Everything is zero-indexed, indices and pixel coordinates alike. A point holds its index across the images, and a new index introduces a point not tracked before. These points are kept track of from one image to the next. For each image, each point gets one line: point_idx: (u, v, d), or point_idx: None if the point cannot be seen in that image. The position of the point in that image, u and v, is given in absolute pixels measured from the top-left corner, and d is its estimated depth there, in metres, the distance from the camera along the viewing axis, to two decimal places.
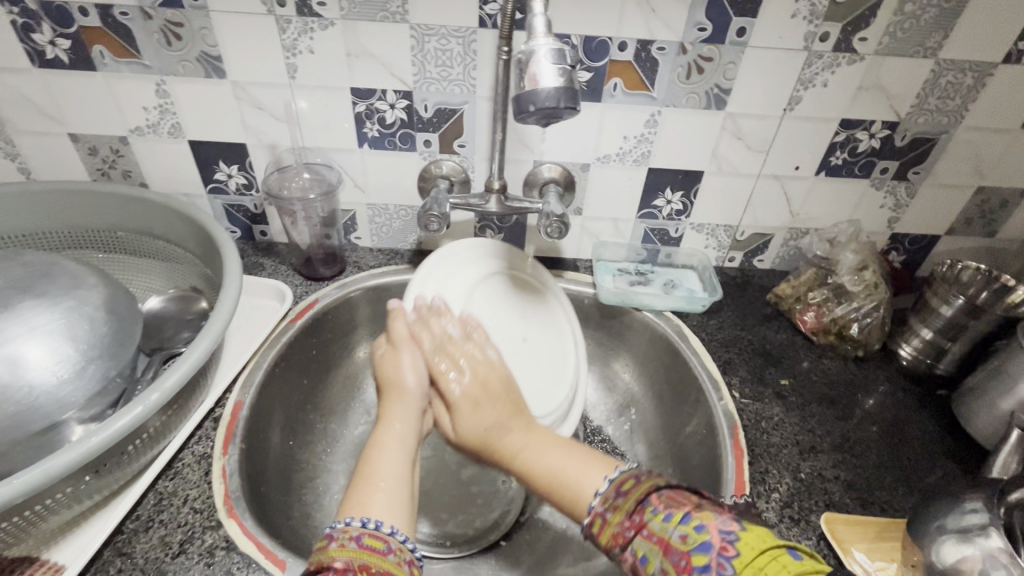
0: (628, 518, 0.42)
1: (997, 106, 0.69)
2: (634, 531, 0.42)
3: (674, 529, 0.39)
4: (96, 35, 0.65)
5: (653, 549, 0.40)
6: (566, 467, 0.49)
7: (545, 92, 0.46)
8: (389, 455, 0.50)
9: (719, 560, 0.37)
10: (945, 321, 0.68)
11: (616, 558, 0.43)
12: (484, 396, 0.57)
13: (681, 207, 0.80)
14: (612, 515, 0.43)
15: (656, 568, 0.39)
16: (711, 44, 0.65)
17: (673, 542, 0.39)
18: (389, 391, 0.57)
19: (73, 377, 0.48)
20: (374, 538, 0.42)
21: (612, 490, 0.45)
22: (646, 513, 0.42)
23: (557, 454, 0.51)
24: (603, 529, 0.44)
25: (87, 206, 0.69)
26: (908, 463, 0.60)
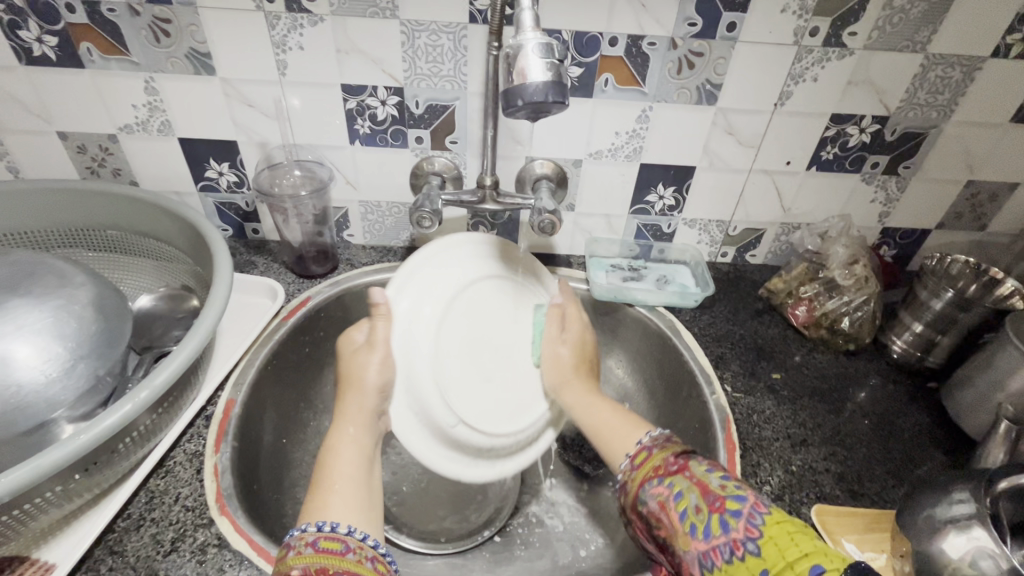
0: (673, 458, 0.45)
1: (986, 100, 0.69)
2: (674, 469, 0.44)
3: (715, 477, 0.41)
4: (83, 32, 0.65)
5: (691, 487, 0.41)
6: (616, 419, 0.55)
7: (533, 86, 0.46)
8: (345, 459, 0.50)
9: (752, 509, 0.38)
10: (935, 314, 0.68)
11: (646, 489, 0.44)
12: (579, 357, 0.64)
13: (674, 203, 0.80)
14: (660, 453, 0.46)
15: (689, 503, 0.40)
16: (702, 39, 0.65)
17: (710, 486, 0.41)
18: (346, 388, 0.55)
19: (62, 376, 0.48)
20: (331, 539, 0.42)
21: (663, 436, 0.49)
22: (691, 461, 0.44)
23: (614, 411, 0.56)
24: (645, 462, 0.47)
25: (76, 204, 0.69)
26: (898, 455, 0.60)
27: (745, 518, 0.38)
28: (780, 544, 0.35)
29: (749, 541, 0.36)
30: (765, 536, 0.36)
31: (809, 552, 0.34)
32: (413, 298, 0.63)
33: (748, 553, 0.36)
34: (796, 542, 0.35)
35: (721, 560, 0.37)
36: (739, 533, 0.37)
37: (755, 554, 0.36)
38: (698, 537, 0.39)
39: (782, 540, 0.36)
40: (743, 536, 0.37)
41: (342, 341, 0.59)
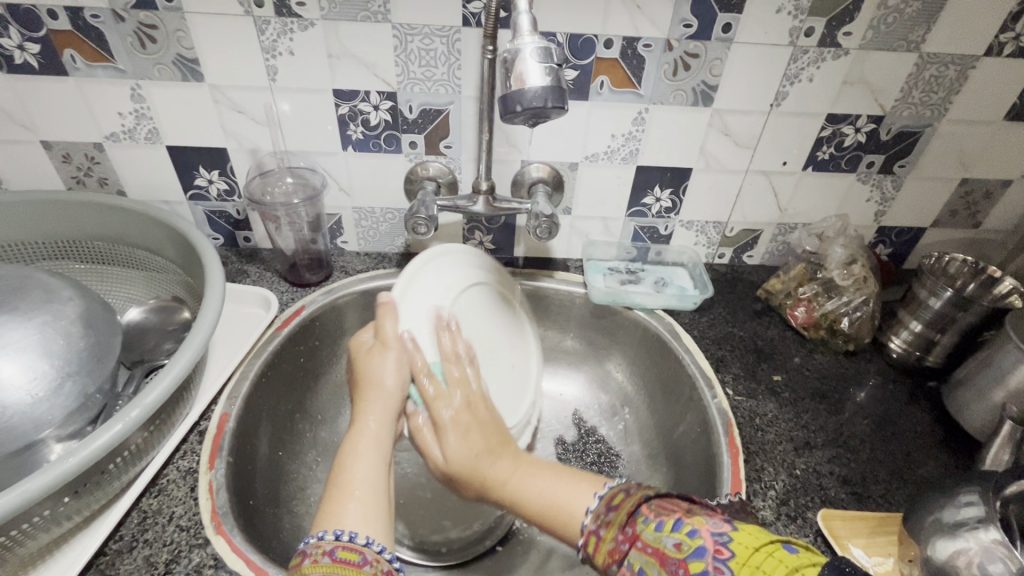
0: (620, 533, 0.40)
1: (980, 98, 0.69)
2: (627, 544, 0.39)
3: (668, 537, 0.37)
4: (66, 39, 0.63)
5: (649, 561, 0.37)
6: (557, 484, 0.47)
7: (532, 91, 0.45)
8: (365, 462, 0.48)
9: (716, 562, 0.34)
10: (933, 313, 0.68)
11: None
12: (470, 428, 0.53)
13: (671, 205, 0.80)
14: (605, 532, 0.41)
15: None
16: (697, 40, 0.65)
17: (667, 552, 0.36)
18: (364, 387, 0.54)
19: (49, 395, 0.46)
20: (348, 550, 0.41)
21: (603, 505, 0.43)
22: (639, 525, 0.40)
23: (546, 480, 0.48)
24: (598, 547, 0.41)
25: (62, 215, 0.67)
26: (901, 456, 0.60)
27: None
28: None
29: None
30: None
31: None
32: (413, 305, 0.63)
33: None
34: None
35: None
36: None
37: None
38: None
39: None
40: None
41: (352, 345, 0.58)
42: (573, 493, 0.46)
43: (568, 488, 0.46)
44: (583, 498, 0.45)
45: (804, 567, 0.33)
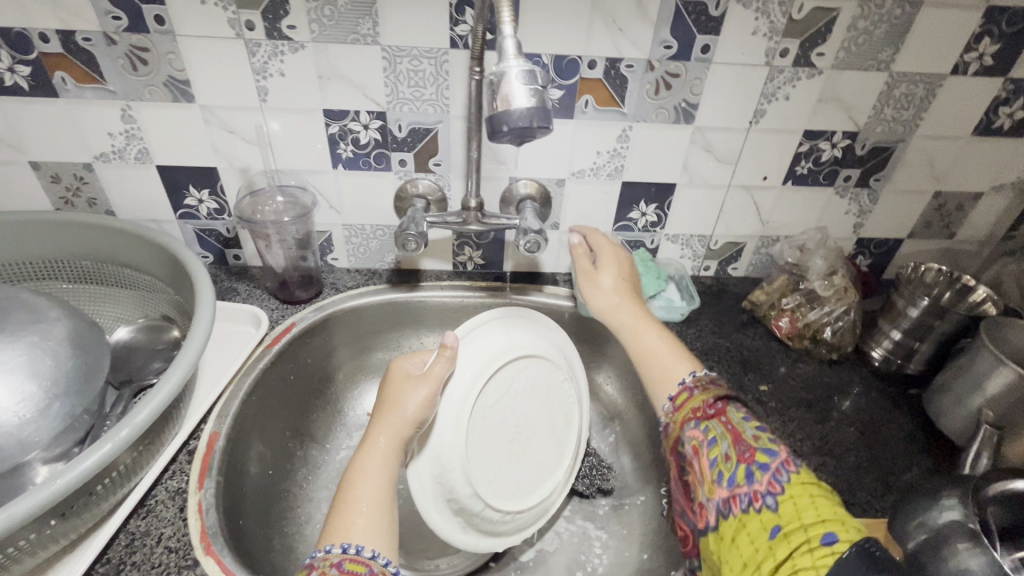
0: (711, 403, 0.52)
1: (948, 115, 0.72)
2: (712, 413, 0.51)
3: (751, 428, 0.49)
4: (57, 61, 0.64)
5: (724, 435, 0.49)
6: (668, 352, 0.60)
7: (518, 112, 0.46)
8: (372, 481, 0.48)
9: (780, 465, 0.45)
10: (912, 322, 0.70)
11: (686, 429, 0.52)
12: (620, 289, 0.67)
13: (656, 219, 0.81)
14: (698, 394, 0.53)
15: (720, 451, 0.48)
16: (678, 61, 0.67)
17: (743, 436, 0.48)
18: (383, 409, 0.52)
19: (36, 417, 0.46)
20: (355, 563, 0.41)
21: (705, 378, 0.55)
22: (730, 408, 0.51)
23: (661, 340, 0.61)
24: (685, 403, 0.53)
25: (50, 235, 0.67)
26: (885, 462, 0.61)
27: (770, 472, 0.45)
28: (796, 500, 0.43)
29: (768, 495, 0.44)
30: (785, 493, 0.44)
31: (822, 521, 0.41)
32: (472, 352, 0.59)
33: (765, 505, 0.44)
34: (813, 506, 0.42)
35: (739, 507, 0.45)
36: (761, 485, 0.45)
37: (771, 508, 0.43)
38: (723, 484, 0.47)
39: (798, 498, 0.43)
40: (764, 489, 0.45)
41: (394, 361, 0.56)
42: (672, 368, 0.58)
43: (672, 358, 0.59)
44: (676, 372, 0.57)
45: (850, 525, 0.41)
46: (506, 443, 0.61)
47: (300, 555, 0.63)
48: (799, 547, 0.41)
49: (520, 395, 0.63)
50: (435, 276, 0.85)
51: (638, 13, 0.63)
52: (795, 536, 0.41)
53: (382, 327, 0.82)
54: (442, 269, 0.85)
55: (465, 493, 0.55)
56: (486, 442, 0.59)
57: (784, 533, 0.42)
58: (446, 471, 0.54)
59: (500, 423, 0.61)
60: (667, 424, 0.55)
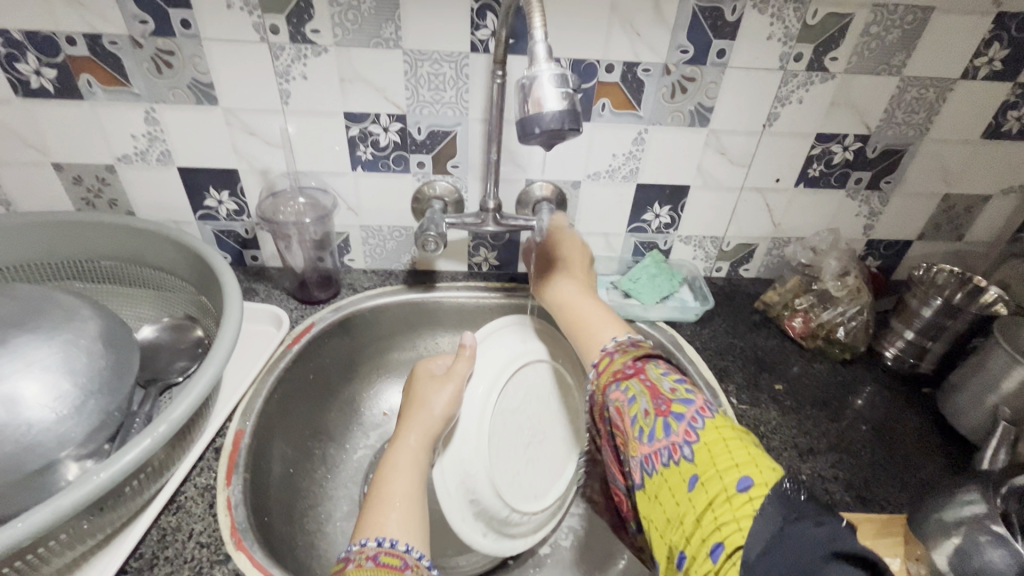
0: (630, 365, 0.52)
1: (958, 119, 0.73)
2: (632, 373, 0.51)
3: (668, 382, 0.48)
4: (83, 64, 0.65)
5: (643, 391, 0.49)
6: (599, 314, 0.64)
7: (549, 114, 0.47)
8: (405, 476, 0.49)
9: (695, 413, 0.45)
10: (925, 322, 0.71)
11: (609, 392, 0.52)
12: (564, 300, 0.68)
13: (669, 220, 0.82)
14: (618, 357, 0.54)
15: (640, 407, 0.47)
16: (694, 65, 0.68)
17: (661, 390, 0.48)
18: (412, 406, 0.54)
19: (72, 414, 0.47)
20: (390, 555, 0.42)
21: (629, 342, 0.56)
22: (650, 365, 0.51)
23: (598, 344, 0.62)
24: (608, 367, 0.54)
25: (74, 236, 0.68)
26: (901, 459, 0.62)
27: (686, 421, 0.44)
28: (710, 446, 0.42)
29: (685, 446, 0.43)
30: (700, 441, 0.43)
31: (736, 464, 0.40)
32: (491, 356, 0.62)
33: (683, 456, 0.43)
34: (728, 450, 0.42)
35: (660, 462, 0.44)
36: (678, 436, 0.44)
37: (688, 459, 0.42)
38: (644, 441, 0.46)
39: (713, 446, 0.42)
40: (681, 439, 0.44)
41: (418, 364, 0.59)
42: (604, 327, 0.62)
43: (606, 322, 0.63)
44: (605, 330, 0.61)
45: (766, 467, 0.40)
46: (520, 448, 0.63)
47: (322, 552, 0.64)
48: (717, 496, 0.39)
49: (528, 403, 0.66)
50: (451, 277, 0.85)
51: (656, 18, 0.65)
52: (713, 484, 0.40)
53: (399, 327, 0.83)
54: (457, 269, 0.86)
55: (489, 494, 0.55)
56: (502, 444, 0.60)
57: (702, 481, 0.41)
58: (472, 470, 0.54)
59: (513, 428, 0.63)
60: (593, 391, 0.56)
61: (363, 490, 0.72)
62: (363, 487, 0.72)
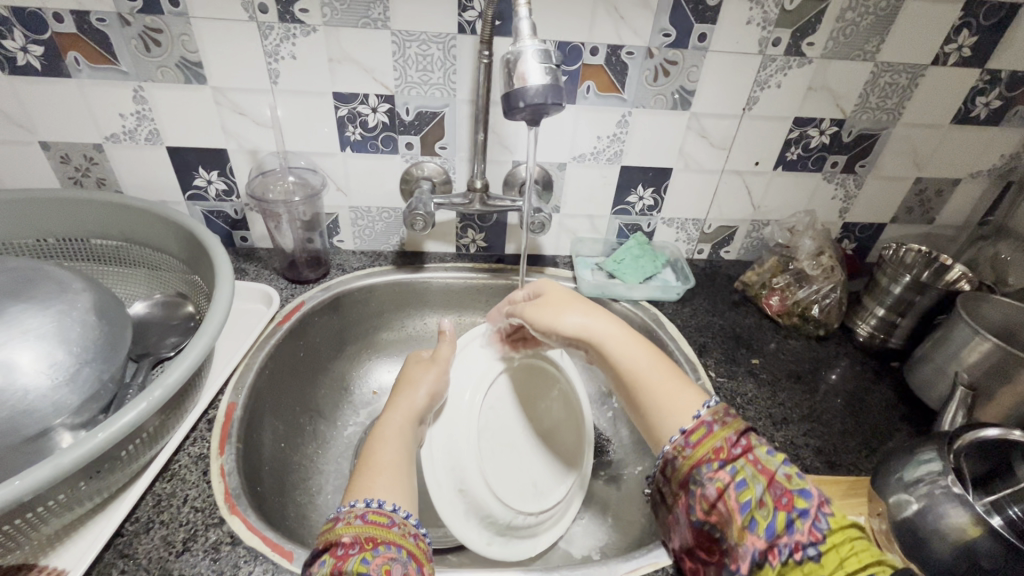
0: (735, 439, 0.45)
1: (930, 104, 0.76)
2: (738, 452, 0.45)
3: (782, 466, 0.43)
4: (70, 41, 0.65)
5: (756, 476, 0.43)
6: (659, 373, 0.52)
7: (533, 89, 0.49)
8: (390, 446, 0.50)
9: (818, 510, 0.40)
10: (894, 299, 0.74)
11: (704, 470, 0.45)
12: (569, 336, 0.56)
13: (653, 203, 0.85)
14: (719, 430, 0.46)
15: (753, 495, 0.42)
16: (676, 48, 0.70)
17: (776, 477, 0.43)
18: (399, 388, 0.57)
19: (67, 381, 0.48)
20: (378, 514, 0.43)
21: (721, 408, 0.48)
22: (756, 441, 0.45)
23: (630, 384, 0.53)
24: (703, 440, 0.46)
25: (64, 213, 0.68)
26: (870, 428, 0.65)
27: (811, 519, 0.40)
28: (841, 550, 0.38)
29: (811, 545, 0.39)
30: (827, 542, 0.38)
31: (869, 567, 0.37)
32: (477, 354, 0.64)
33: (806, 557, 0.38)
34: (856, 551, 0.38)
35: (778, 559, 0.39)
36: (802, 535, 0.39)
37: (814, 560, 0.38)
38: (757, 533, 0.40)
39: (843, 548, 0.38)
40: (806, 539, 0.39)
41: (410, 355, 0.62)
42: (677, 395, 0.50)
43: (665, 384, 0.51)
44: (681, 402, 0.49)
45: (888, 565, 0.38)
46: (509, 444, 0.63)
47: (313, 522, 0.65)
48: None
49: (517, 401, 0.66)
50: (439, 258, 0.87)
51: (639, 2, 0.66)
52: None
53: (388, 307, 0.84)
54: (445, 251, 0.88)
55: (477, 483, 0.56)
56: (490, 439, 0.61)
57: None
58: (459, 459, 0.56)
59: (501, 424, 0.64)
60: (665, 454, 0.47)
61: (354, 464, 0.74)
62: (353, 461, 0.74)
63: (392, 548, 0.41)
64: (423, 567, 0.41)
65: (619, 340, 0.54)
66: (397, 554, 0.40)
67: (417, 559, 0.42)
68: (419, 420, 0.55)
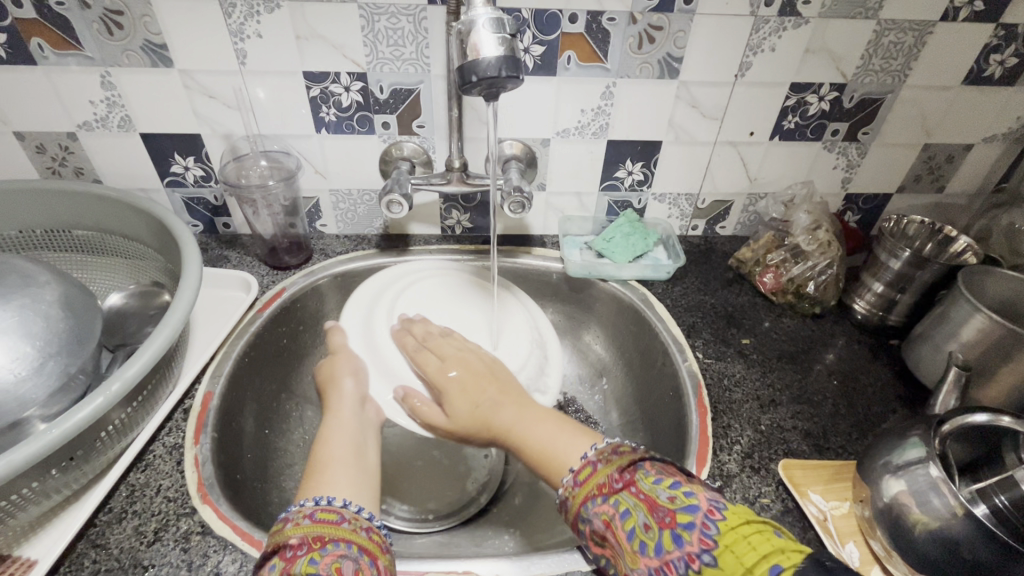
0: (616, 473, 0.44)
1: (938, 64, 0.71)
2: (619, 485, 0.43)
3: (664, 489, 0.41)
4: (32, 27, 0.63)
5: (638, 505, 0.41)
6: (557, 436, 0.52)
7: (486, 61, 0.48)
8: (343, 431, 0.54)
9: (705, 518, 0.38)
10: (894, 274, 0.70)
11: (591, 506, 0.43)
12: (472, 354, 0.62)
13: (642, 177, 0.81)
14: (602, 467, 0.45)
15: (637, 521, 0.40)
16: (660, 13, 0.66)
17: (658, 501, 0.40)
18: (327, 390, 0.60)
19: (31, 374, 0.48)
20: (327, 512, 0.43)
21: (610, 447, 0.47)
22: (638, 471, 0.43)
23: (550, 428, 0.52)
24: (588, 478, 0.45)
25: (39, 205, 0.68)
26: (863, 409, 0.63)
27: (697, 529, 0.38)
28: (735, 549, 0.36)
29: (704, 553, 0.36)
30: (720, 546, 0.36)
31: (766, 557, 0.35)
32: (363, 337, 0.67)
33: (704, 566, 0.36)
34: (753, 545, 0.36)
35: (677, 575, 0.37)
36: (693, 546, 0.37)
37: (712, 566, 0.36)
38: (647, 554, 0.39)
39: (737, 545, 0.36)
40: (698, 548, 0.37)
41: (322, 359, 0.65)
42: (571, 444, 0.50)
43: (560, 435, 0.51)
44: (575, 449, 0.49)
45: (790, 551, 0.35)
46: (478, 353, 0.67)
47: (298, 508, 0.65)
48: None
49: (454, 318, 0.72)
50: (424, 241, 0.85)
51: None
52: None
53: None
54: (430, 233, 0.86)
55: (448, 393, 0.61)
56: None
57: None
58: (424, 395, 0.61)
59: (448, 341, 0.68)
60: (562, 499, 0.47)
61: None
62: None
63: (342, 546, 0.40)
64: (377, 560, 0.41)
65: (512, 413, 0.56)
66: (347, 551, 0.40)
67: (369, 552, 0.41)
68: (364, 402, 0.59)
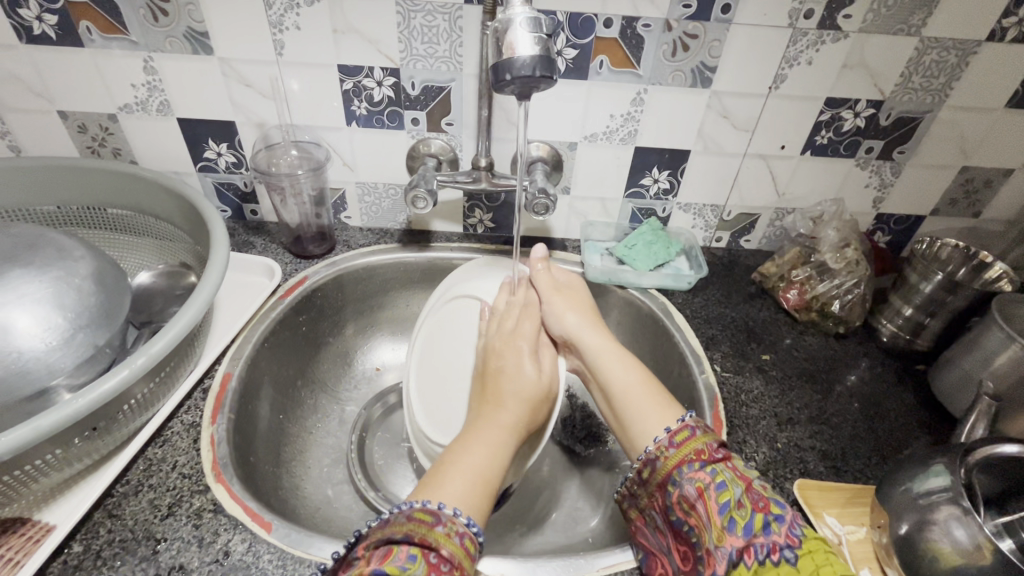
0: (716, 446, 0.48)
1: (981, 85, 0.69)
2: (719, 457, 0.47)
3: (756, 478, 0.45)
4: (82, 11, 0.65)
5: (735, 481, 0.44)
6: (642, 393, 0.54)
7: (521, 60, 0.48)
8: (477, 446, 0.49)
9: (794, 519, 0.41)
10: (924, 297, 0.69)
11: (684, 470, 0.46)
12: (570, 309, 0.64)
13: (668, 186, 0.81)
14: (702, 436, 0.48)
15: (731, 496, 0.43)
16: (696, 20, 0.65)
17: (754, 485, 0.44)
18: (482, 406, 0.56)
19: (61, 344, 0.50)
20: (470, 541, 0.42)
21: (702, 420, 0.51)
22: (734, 456, 0.47)
23: (633, 383, 0.55)
24: (686, 442, 0.48)
25: (77, 182, 0.70)
26: (884, 433, 0.61)
27: (787, 525, 0.41)
28: (817, 558, 0.39)
29: (788, 548, 0.39)
30: (803, 548, 0.39)
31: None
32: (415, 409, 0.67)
33: (784, 559, 0.39)
34: (832, 562, 0.38)
35: (754, 559, 0.40)
36: (780, 538, 0.40)
37: (791, 562, 0.38)
38: (734, 533, 0.41)
39: (819, 556, 0.38)
40: (783, 541, 0.40)
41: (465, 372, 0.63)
42: (646, 417, 0.52)
43: (646, 400, 0.53)
44: (654, 419, 0.51)
45: None
46: None
47: (308, 493, 0.66)
48: None
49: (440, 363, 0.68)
50: (445, 237, 0.86)
51: None
52: None
53: (392, 285, 0.84)
54: (452, 230, 0.86)
55: None
56: None
57: None
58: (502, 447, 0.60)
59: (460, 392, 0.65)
60: (649, 455, 0.49)
61: (350, 439, 0.74)
62: (351, 435, 0.74)
63: None
64: None
65: (602, 355, 0.59)
66: None
67: None
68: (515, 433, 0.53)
